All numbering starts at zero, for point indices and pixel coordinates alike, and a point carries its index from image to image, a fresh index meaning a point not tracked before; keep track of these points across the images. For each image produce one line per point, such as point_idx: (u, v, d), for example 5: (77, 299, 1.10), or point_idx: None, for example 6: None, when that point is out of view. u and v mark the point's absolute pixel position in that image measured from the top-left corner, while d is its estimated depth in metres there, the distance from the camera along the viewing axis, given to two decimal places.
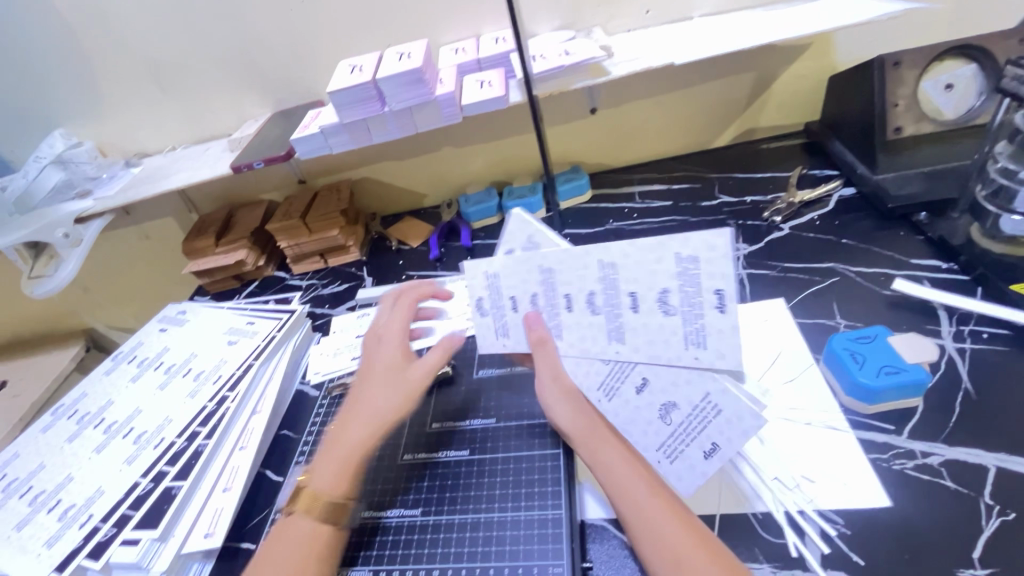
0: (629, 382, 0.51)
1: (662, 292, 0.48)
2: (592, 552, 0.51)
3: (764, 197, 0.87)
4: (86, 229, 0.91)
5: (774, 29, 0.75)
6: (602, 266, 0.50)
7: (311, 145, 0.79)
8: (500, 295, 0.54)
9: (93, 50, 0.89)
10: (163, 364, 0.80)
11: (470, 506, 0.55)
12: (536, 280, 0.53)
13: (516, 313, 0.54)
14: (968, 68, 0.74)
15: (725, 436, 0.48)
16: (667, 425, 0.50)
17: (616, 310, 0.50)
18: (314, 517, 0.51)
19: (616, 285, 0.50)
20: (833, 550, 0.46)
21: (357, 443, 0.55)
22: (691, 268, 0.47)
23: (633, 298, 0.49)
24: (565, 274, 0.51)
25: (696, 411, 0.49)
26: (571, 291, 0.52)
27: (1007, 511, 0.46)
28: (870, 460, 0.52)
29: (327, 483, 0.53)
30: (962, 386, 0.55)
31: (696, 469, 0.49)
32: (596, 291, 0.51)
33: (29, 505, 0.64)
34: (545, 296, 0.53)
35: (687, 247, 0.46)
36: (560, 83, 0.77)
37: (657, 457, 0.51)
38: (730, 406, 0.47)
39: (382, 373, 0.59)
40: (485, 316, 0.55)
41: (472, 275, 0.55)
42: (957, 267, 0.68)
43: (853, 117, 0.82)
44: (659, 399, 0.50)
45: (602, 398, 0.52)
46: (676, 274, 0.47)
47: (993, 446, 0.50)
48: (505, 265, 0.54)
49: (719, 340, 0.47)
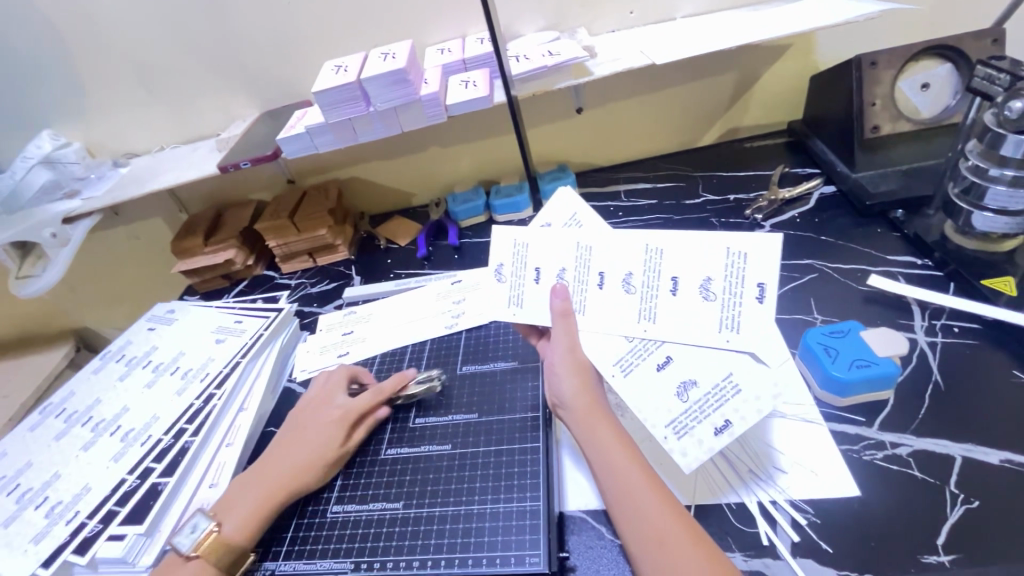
0: (651, 360, 0.51)
1: (704, 280, 0.50)
2: (571, 542, 0.52)
3: (747, 195, 0.88)
4: (74, 229, 0.91)
5: (753, 30, 0.77)
6: (648, 250, 0.52)
7: (298, 145, 0.80)
8: (525, 264, 0.56)
9: (80, 51, 0.89)
10: (151, 363, 0.81)
11: (451, 499, 0.56)
12: (570, 254, 0.55)
13: (535, 285, 0.55)
14: (943, 67, 0.75)
15: (739, 413, 0.47)
16: (683, 402, 0.49)
17: (653, 292, 0.52)
18: (214, 562, 0.51)
19: (659, 270, 0.52)
20: (802, 539, 0.48)
21: (271, 497, 0.56)
22: (739, 262, 0.49)
23: (674, 282, 0.51)
24: (604, 253, 0.54)
25: (715, 389, 0.49)
26: (606, 271, 0.53)
27: (971, 499, 0.47)
28: (842, 451, 0.53)
29: (235, 529, 0.53)
30: (932, 379, 0.57)
31: (704, 445, 0.47)
32: (635, 272, 0.52)
33: (17, 502, 0.65)
34: (576, 272, 0.54)
35: (739, 244, 0.49)
36: (543, 83, 0.78)
37: (664, 434, 0.49)
38: (750, 387, 0.48)
39: (306, 444, 0.60)
40: (503, 282, 0.56)
41: (504, 240, 0.57)
42: (932, 263, 0.69)
43: (833, 117, 0.83)
44: (680, 377, 0.50)
45: (618, 373, 0.52)
46: (723, 265, 0.50)
47: (961, 437, 0.52)
48: (541, 236, 0.56)
49: (751, 327, 0.48)
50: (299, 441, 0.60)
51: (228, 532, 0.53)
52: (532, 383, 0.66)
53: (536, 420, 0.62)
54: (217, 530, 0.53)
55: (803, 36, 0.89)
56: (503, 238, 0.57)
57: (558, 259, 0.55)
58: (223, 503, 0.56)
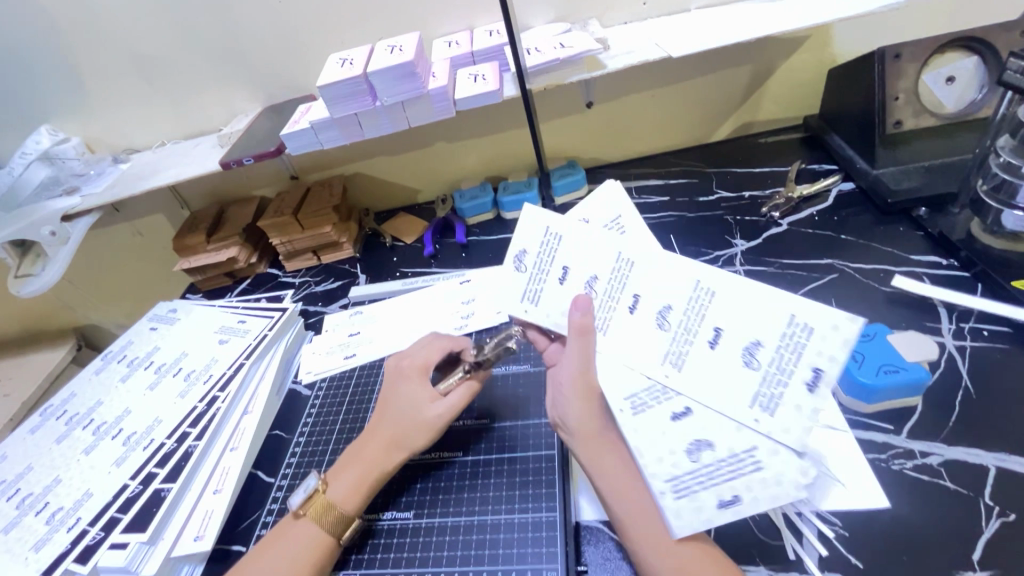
0: (667, 406, 0.48)
1: (752, 344, 0.45)
2: (588, 554, 0.50)
3: (763, 192, 0.86)
4: (74, 226, 0.89)
5: (772, 21, 0.74)
6: (698, 288, 0.48)
7: (302, 141, 0.78)
8: (552, 260, 0.52)
9: (77, 43, 0.87)
10: (153, 364, 0.79)
11: (463, 508, 0.55)
12: (607, 263, 0.51)
13: (559, 285, 0.52)
14: (969, 60, 0.72)
15: (752, 493, 0.42)
16: (691, 462, 0.45)
17: (689, 337, 0.48)
18: (323, 528, 0.51)
19: (703, 315, 0.48)
20: (830, 552, 0.46)
21: (373, 463, 0.55)
22: (801, 336, 0.43)
23: (715, 335, 0.47)
24: (641, 274, 0.50)
25: (731, 459, 0.44)
26: (641, 294, 0.50)
27: (1007, 512, 0.45)
28: (869, 459, 0.51)
29: (339, 496, 0.53)
30: (962, 384, 0.55)
31: (702, 515, 0.42)
32: (674, 306, 0.49)
33: (17, 507, 0.63)
34: (608, 285, 0.51)
35: (806, 315, 0.43)
36: (555, 77, 0.76)
37: (662, 488, 0.44)
38: (774, 468, 0.43)
39: (410, 414, 0.57)
40: (523, 271, 0.53)
41: (531, 223, 0.53)
42: (957, 263, 0.67)
43: (853, 112, 0.80)
44: (694, 434, 0.46)
45: (627, 409, 0.48)
46: (779, 334, 0.44)
47: (993, 446, 0.50)
48: (573, 231, 0.52)
49: (788, 413, 0.43)
50: (395, 408, 0.58)
51: (339, 498, 0.53)
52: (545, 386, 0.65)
53: (550, 427, 0.60)
54: (323, 493, 0.53)
55: (821, 28, 0.87)
56: (535, 221, 0.53)
57: (591, 265, 0.51)
58: (334, 468, 0.56)
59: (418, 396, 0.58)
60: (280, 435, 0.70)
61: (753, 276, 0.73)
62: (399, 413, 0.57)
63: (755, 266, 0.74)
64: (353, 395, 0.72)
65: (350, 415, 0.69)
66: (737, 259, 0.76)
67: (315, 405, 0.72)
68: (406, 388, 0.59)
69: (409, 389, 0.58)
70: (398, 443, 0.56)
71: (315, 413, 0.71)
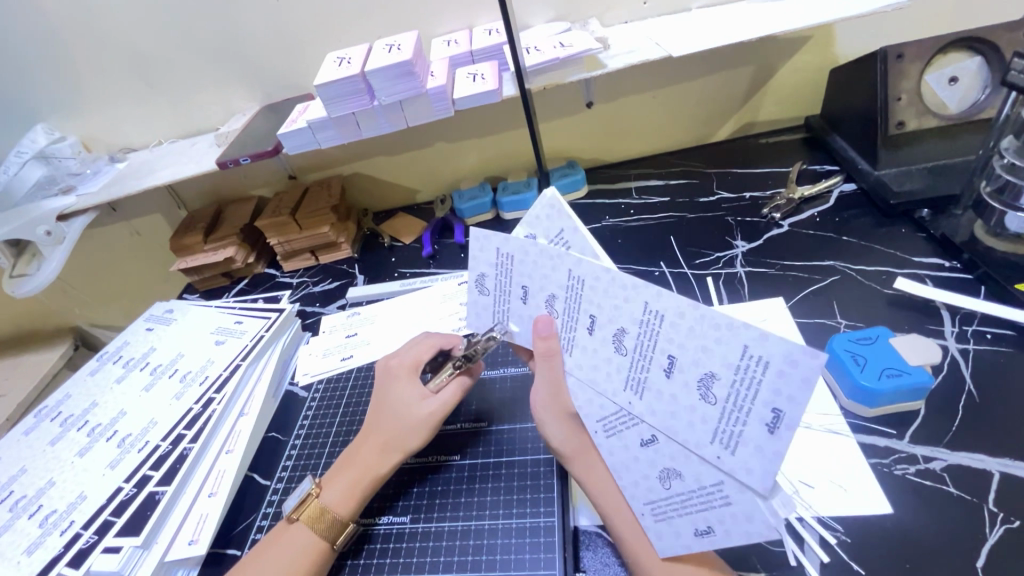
0: (635, 431, 0.43)
1: (705, 375, 0.38)
2: (586, 560, 0.49)
3: (763, 192, 0.85)
4: (69, 226, 0.88)
5: (774, 21, 0.73)
6: (647, 311, 0.40)
7: (299, 140, 0.77)
8: (510, 279, 0.48)
9: (73, 42, 0.86)
10: (149, 365, 0.78)
11: (460, 513, 0.54)
12: (561, 281, 0.45)
13: (521, 303, 0.49)
14: (973, 61, 0.72)
15: (725, 527, 0.39)
16: (665, 487, 0.42)
17: (645, 364, 0.41)
18: (316, 533, 0.51)
19: (656, 339, 0.40)
20: (832, 559, 0.45)
21: (368, 467, 0.55)
22: (755, 370, 0.35)
23: (670, 363, 0.39)
24: (596, 294, 0.43)
25: (699, 492, 0.40)
26: (596, 314, 0.43)
27: (1012, 519, 0.45)
28: (871, 465, 0.50)
29: (333, 500, 0.53)
30: (965, 388, 0.54)
31: (681, 539, 0.42)
32: (629, 332, 0.41)
33: (10, 510, 0.63)
34: (567, 304, 0.45)
35: (760, 346, 0.34)
36: (555, 76, 0.75)
37: (641, 509, 0.44)
38: (743, 504, 0.38)
39: (400, 414, 0.56)
40: (486, 294, 0.51)
41: (484, 248, 0.48)
42: (960, 266, 0.66)
43: (855, 113, 0.80)
44: (664, 461, 0.42)
45: (600, 431, 0.45)
46: (733, 367, 0.36)
47: (997, 451, 0.49)
48: (524, 250, 0.46)
49: (749, 454, 0.36)
50: (386, 410, 0.57)
51: (334, 502, 0.52)
52: None
53: None
54: (317, 499, 0.53)
55: (823, 28, 0.86)
56: (486, 245, 0.48)
57: (545, 283, 0.46)
58: (329, 472, 0.56)
59: (409, 396, 0.57)
60: (276, 438, 0.69)
61: (754, 277, 0.72)
62: (390, 413, 0.57)
63: (756, 268, 0.73)
64: (350, 397, 0.71)
65: (347, 418, 0.69)
66: (738, 261, 0.75)
67: (312, 407, 0.72)
68: (397, 389, 0.58)
69: (399, 390, 0.58)
70: (391, 445, 0.55)
71: (312, 415, 0.71)
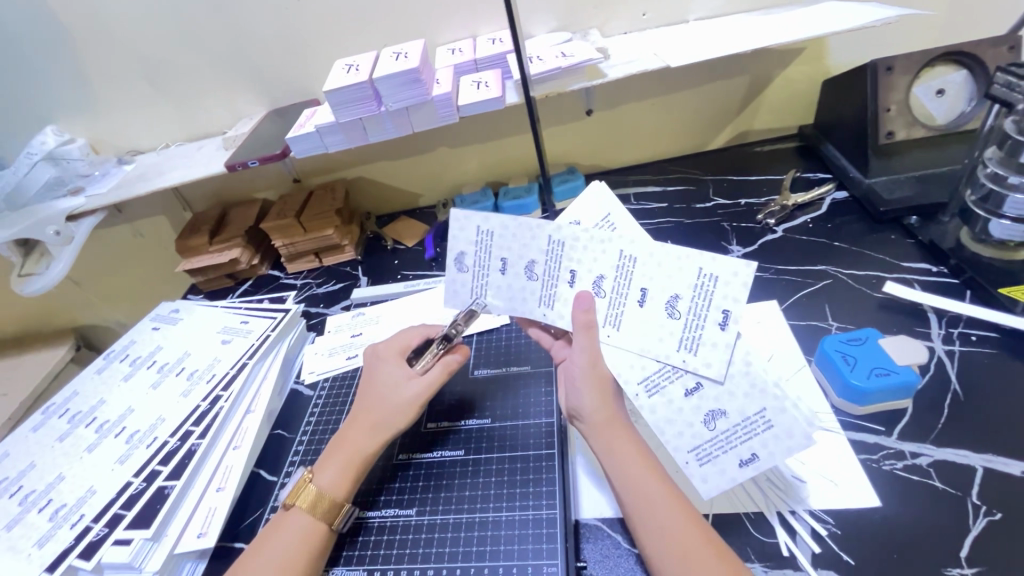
0: (679, 383, 0.49)
1: (723, 314, 0.46)
2: (587, 552, 0.51)
3: (758, 200, 0.88)
4: (77, 226, 0.90)
5: (768, 34, 0.76)
6: (701, 275, 0.47)
7: (307, 144, 0.79)
8: (489, 254, 0.54)
9: (84, 47, 0.88)
10: (156, 363, 0.79)
11: (465, 506, 0.56)
12: (611, 262, 0.50)
13: (501, 276, 0.54)
14: (959, 74, 0.75)
15: (768, 450, 0.45)
16: (709, 430, 0.47)
17: (700, 321, 0.47)
18: (316, 516, 0.52)
19: (710, 297, 0.47)
20: (823, 549, 0.47)
21: (358, 447, 0.56)
22: (709, 284, 0.47)
23: (724, 316, 0.46)
24: (647, 268, 0.49)
25: (744, 423, 0.46)
26: (576, 269, 0.51)
27: (994, 511, 0.47)
28: (861, 460, 0.52)
29: (328, 484, 0.54)
30: (951, 387, 0.56)
31: (726, 475, 0.46)
32: (682, 296, 0.48)
33: (19, 504, 0.64)
34: (615, 282, 0.50)
35: (712, 266, 0.46)
36: (557, 84, 0.77)
37: (686, 458, 0.48)
38: (784, 424, 0.45)
39: (384, 398, 0.58)
40: (463, 272, 0.55)
41: (463, 227, 0.53)
42: (947, 270, 0.69)
43: (846, 123, 0.82)
44: (708, 404, 0.48)
45: (642, 393, 0.49)
46: (692, 285, 0.47)
47: (981, 447, 0.51)
48: (572, 234, 0.51)
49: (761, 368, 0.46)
50: (374, 392, 0.59)
51: (329, 488, 0.54)
52: (544, 388, 0.66)
53: (550, 426, 0.61)
54: (311, 484, 0.54)
55: (815, 40, 0.89)
56: (467, 223, 0.53)
57: (526, 250, 0.52)
58: (323, 455, 0.57)
59: (398, 376, 0.60)
60: (282, 435, 0.71)
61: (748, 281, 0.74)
62: (375, 395, 0.59)
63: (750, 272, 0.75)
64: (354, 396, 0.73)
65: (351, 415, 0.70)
66: None
67: (317, 404, 0.73)
68: (387, 370, 0.60)
69: (384, 374, 0.60)
70: (382, 426, 0.57)
71: (318, 412, 0.72)
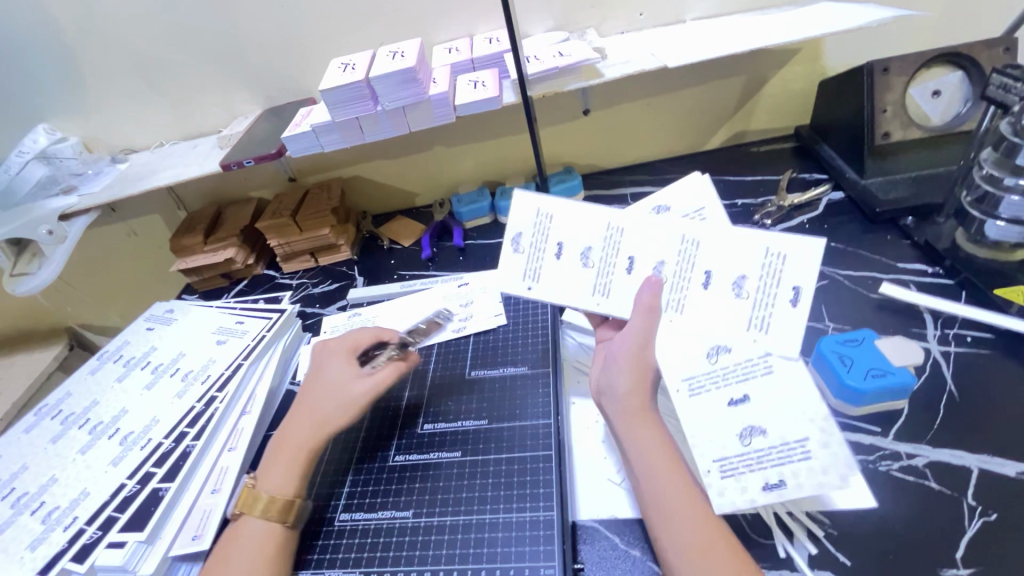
0: (724, 392, 0.52)
1: (793, 290, 0.51)
2: (584, 553, 0.51)
3: (755, 200, 0.88)
4: (71, 226, 0.89)
5: (766, 34, 0.76)
6: (768, 255, 0.53)
7: (302, 143, 0.78)
8: (546, 237, 0.59)
9: (77, 44, 0.87)
10: (150, 364, 0.79)
11: (462, 508, 0.55)
12: (674, 246, 0.55)
13: (556, 261, 0.58)
14: (954, 75, 0.76)
15: (798, 480, 0.45)
16: (745, 446, 0.48)
17: (768, 300, 0.52)
18: (267, 519, 0.52)
19: (779, 278, 0.52)
20: (820, 550, 0.47)
21: (301, 443, 0.57)
22: (776, 264, 0.52)
23: (795, 293, 0.51)
24: (710, 250, 0.55)
25: (782, 446, 0.47)
26: (635, 256, 0.56)
27: (989, 512, 0.47)
28: (858, 461, 0.52)
29: (275, 484, 0.54)
30: (946, 388, 0.57)
31: (747, 495, 0.46)
32: (749, 276, 0.53)
33: (12, 506, 0.63)
34: (677, 267, 0.55)
35: (780, 247, 0.52)
36: (554, 84, 0.77)
37: (709, 467, 0.48)
38: (822, 458, 0.45)
39: (328, 397, 0.60)
40: (520, 253, 0.60)
41: (528, 214, 0.60)
42: (942, 271, 0.69)
43: (843, 124, 0.83)
44: (749, 421, 0.49)
45: (683, 391, 0.53)
46: (760, 266, 0.53)
47: (976, 448, 0.51)
48: (630, 222, 0.57)
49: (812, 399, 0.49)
50: (320, 387, 0.61)
51: (275, 488, 0.54)
52: (542, 389, 0.66)
53: (548, 427, 0.61)
54: (253, 487, 0.54)
55: (812, 41, 0.89)
56: (529, 207, 0.60)
57: (585, 236, 0.58)
58: (269, 457, 0.57)
59: (345, 374, 0.61)
60: (277, 436, 0.70)
61: None
62: (319, 392, 0.60)
63: None
64: None
65: None
66: None
67: None
68: (336, 368, 0.62)
69: (330, 373, 0.62)
70: (326, 424, 0.58)
71: None
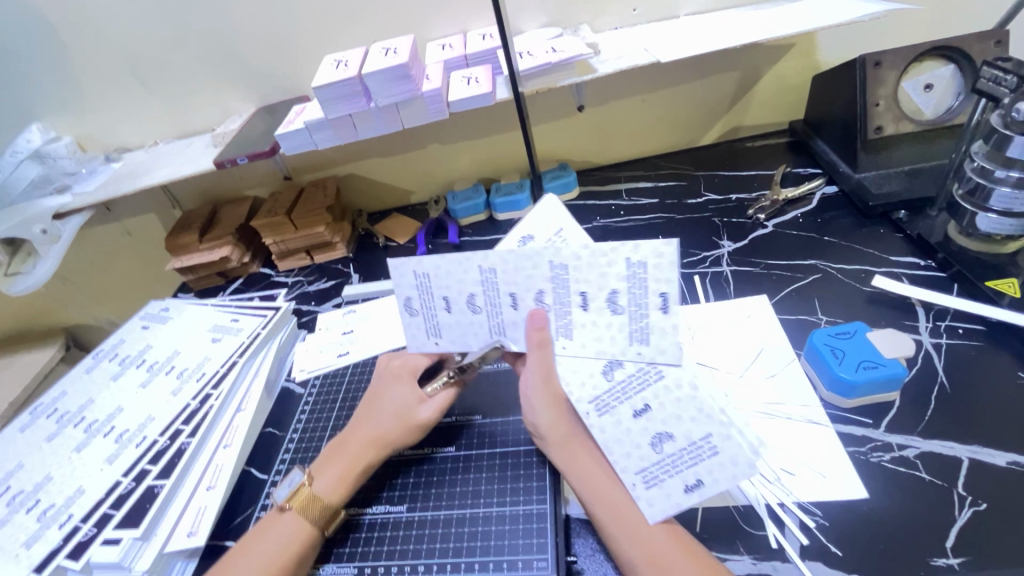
0: (628, 404, 0.49)
1: (661, 295, 0.46)
2: (578, 546, 0.52)
3: (748, 195, 0.88)
4: (64, 225, 0.89)
5: (758, 28, 0.76)
6: (630, 264, 0.46)
7: (297, 141, 0.78)
8: (432, 294, 0.53)
9: (70, 42, 0.87)
10: (145, 362, 0.79)
11: (456, 501, 0.56)
12: (545, 276, 0.49)
13: (447, 314, 0.53)
14: (947, 69, 0.76)
15: (713, 476, 0.45)
16: (656, 452, 0.48)
17: (642, 310, 0.47)
18: (309, 521, 0.52)
19: (646, 284, 0.46)
20: (810, 541, 0.47)
21: (356, 459, 0.56)
22: (640, 272, 0.46)
23: (663, 299, 0.46)
24: (583, 271, 0.48)
25: (690, 447, 0.46)
26: (516, 292, 0.50)
27: (979, 501, 0.47)
28: (848, 452, 0.53)
29: (326, 488, 0.54)
30: (938, 379, 0.57)
31: (672, 500, 0.46)
32: (620, 290, 0.47)
33: (7, 505, 0.63)
34: (555, 294, 0.49)
35: (638, 254, 0.46)
36: (547, 80, 0.77)
37: (633, 480, 0.48)
38: (728, 451, 0.45)
39: (387, 417, 0.58)
40: (415, 315, 0.54)
41: (400, 274, 0.52)
42: (934, 264, 0.69)
43: (836, 118, 0.83)
44: (656, 427, 0.48)
45: (593, 411, 0.50)
46: (625, 277, 0.46)
47: (967, 438, 0.52)
48: (503, 260, 0.49)
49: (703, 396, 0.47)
50: (382, 408, 0.59)
51: (324, 492, 0.53)
52: None
53: None
54: (308, 486, 0.54)
55: (805, 35, 0.89)
56: (403, 270, 0.52)
57: (464, 285, 0.51)
58: (318, 462, 0.57)
59: (408, 399, 0.58)
60: (272, 433, 0.70)
61: (739, 277, 0.74)
62: (380, 414, 0.58)
63: (741, 267, 0.76)
64: (348, 389, 0.73)
65: (343, 411, 0.70)
66: (724, 260, 0.77)
67: (310, 403, 0.73)
68: (399, 388, 0.59)
69: (393, 394, 0.59)
70: (382, 441, 0.57)
71: (311, 409, 0.72)
